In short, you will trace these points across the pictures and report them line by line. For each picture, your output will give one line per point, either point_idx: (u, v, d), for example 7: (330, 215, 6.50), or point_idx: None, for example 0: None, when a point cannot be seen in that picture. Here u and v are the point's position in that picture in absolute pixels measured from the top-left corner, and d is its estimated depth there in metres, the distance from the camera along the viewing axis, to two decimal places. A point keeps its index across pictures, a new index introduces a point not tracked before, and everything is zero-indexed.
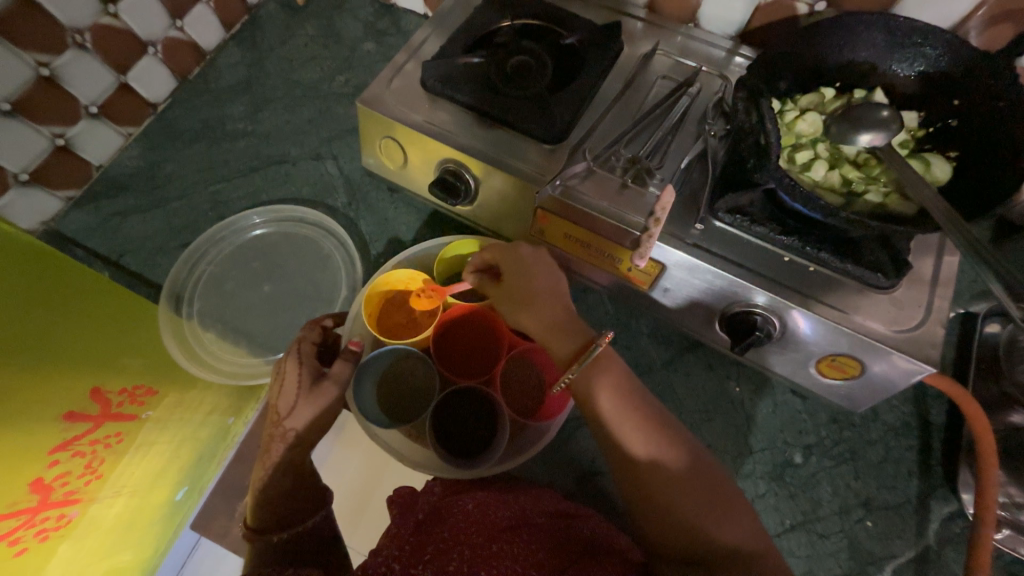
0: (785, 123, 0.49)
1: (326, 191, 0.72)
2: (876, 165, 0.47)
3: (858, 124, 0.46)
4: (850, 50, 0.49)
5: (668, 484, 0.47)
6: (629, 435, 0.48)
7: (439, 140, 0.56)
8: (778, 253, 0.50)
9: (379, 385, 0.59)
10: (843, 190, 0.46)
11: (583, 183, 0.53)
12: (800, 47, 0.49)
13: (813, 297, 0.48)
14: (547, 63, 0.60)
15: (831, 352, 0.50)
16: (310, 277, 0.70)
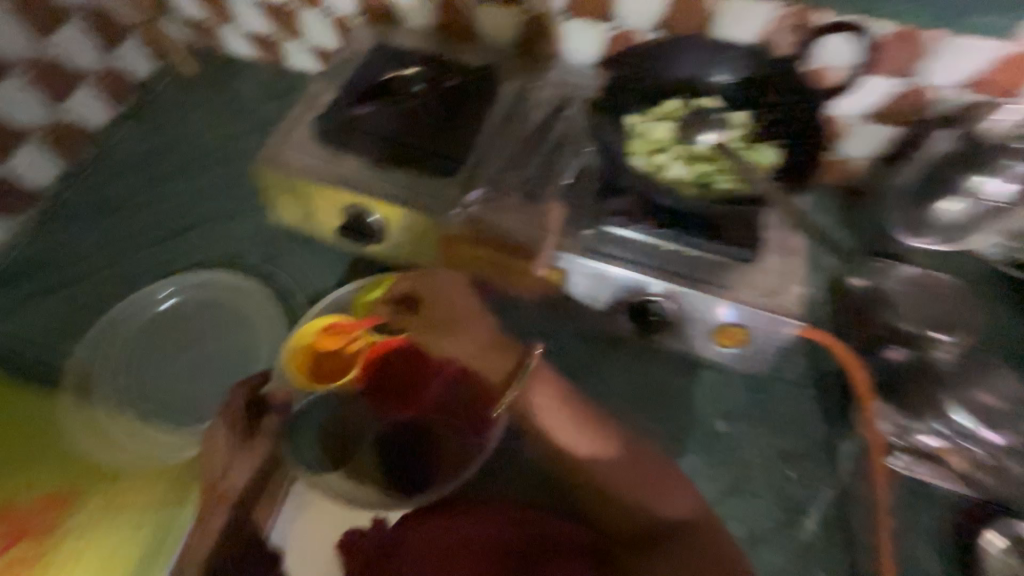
0: (643, 133, 0.56)
1: (241, 252, 0.72)
2: (720, 160, 0.55)
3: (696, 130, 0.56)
4: (684, 64, 0.58)
5: (600, 464, 0.51)
6: (560, 426, 0.53)
7: (339, 187, 0.59)
8: (660, 245, 0.56)
9: (320, 433, 0.55)
10: (697, 184, 0.54)
11: (481, 209, 0.57)
12: (642, 66, 0.57)
13: (695, 278, 0.54)
14: (435, 105, 0.65)
15: (721, 324, 0.55)
16: (231, 339, 0.68)
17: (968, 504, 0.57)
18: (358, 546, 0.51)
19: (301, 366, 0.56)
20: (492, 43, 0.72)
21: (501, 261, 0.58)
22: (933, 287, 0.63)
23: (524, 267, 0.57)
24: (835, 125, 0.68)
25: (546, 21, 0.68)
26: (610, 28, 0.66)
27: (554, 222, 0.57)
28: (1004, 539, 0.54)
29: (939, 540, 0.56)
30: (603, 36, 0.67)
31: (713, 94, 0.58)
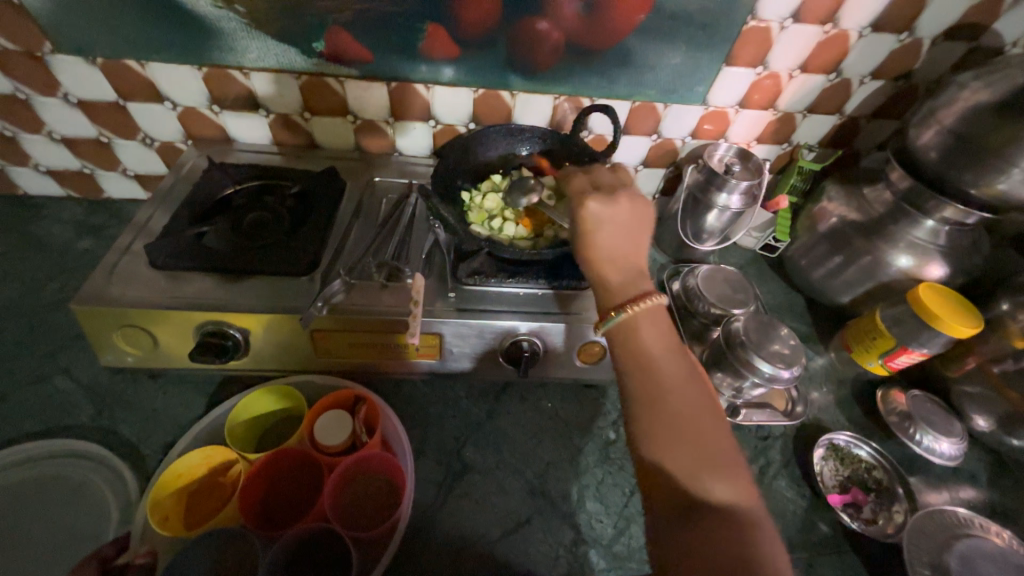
0: (476, 204, 0.66)
1: (62, 413, 0.61)
2: (542, 214, 0.67)
3: (519, 192, 0.66)
4: (495, 148, 0.72)
5: (681, 396, 0.43)
6: (666, 349, 0.46)
7: (186, 309, 0.56)
8: (516, 291, 0.64)
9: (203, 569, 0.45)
10: (530, 237, 0.65)
11: (346, 297, 0.60)
12: (463, 153, 0.70)
13: (550, 311, 0.63)
14: (280, 211, 0.67)
15: (581, 343, 0.64)
16: (55, 523, 0.53)
17: (798, 433, 0.72)
18: None
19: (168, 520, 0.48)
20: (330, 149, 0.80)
21: (378, 342, 0.60)
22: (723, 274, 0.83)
23: (402, 340, 0.60)
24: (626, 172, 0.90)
25: (375, 125, 0.77)
26: (434, 125, 0.78)
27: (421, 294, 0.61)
28: (822, 451, 0.70)
29: (793, 471, 0.69)
30: (430, 132, 0.79)
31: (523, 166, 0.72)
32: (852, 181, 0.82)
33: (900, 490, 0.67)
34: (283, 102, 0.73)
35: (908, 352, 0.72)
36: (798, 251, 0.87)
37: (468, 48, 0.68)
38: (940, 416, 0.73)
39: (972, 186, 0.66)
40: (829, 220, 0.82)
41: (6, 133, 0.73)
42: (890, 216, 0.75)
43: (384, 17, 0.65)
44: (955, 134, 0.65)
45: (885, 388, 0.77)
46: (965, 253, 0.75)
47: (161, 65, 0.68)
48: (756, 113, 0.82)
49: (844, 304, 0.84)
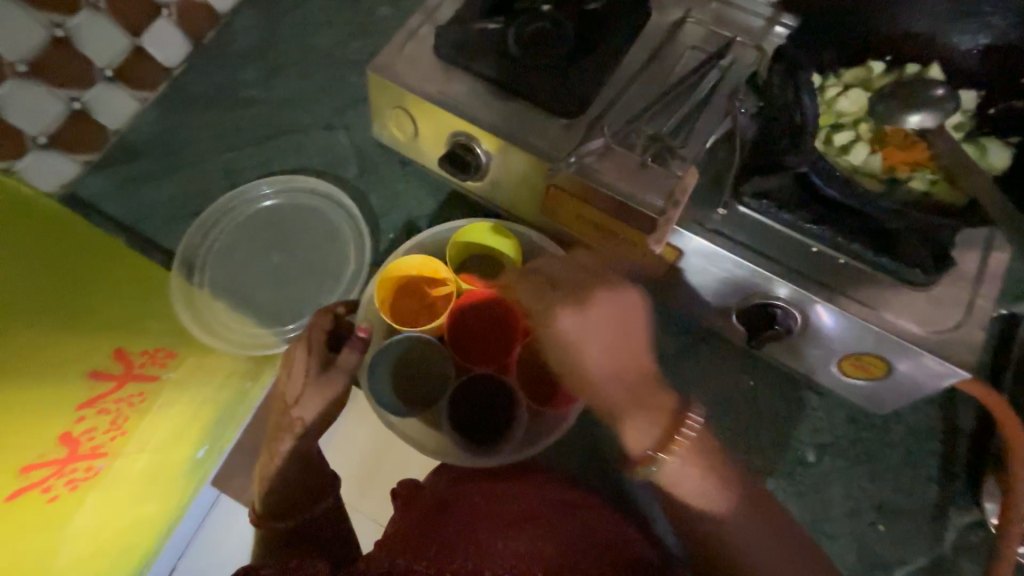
0: (826, 100, 0.46)
1: (340, 163, 0.71)
2: (923, 149, 0.43)
3: (907, 104, 0.44)
4: (907, 19, 0.46)
5: (635, 402, 0.44)
6: (625, 357, 0.47)
7: (451, 112, 0.54)
8: (805, 242, 0.46)
9: (396, 367, 0.57)
10: (882, 176, 0.43)
11: (599, 161, 0.50)
12: (851, 10, 0.47)
13: (840, 291, 0.45)
14: (568, 27, 0.54)
15: (855, 352, 0.47)
16: (323, 251, 0.69)
17: None
18: (416, 496, 0.50)
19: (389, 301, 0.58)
20: None
21: (607, 225, 0.51)
22: None
23: (633, 237, 0.50)
24: None
25: None
26: None
27: (686, 192, 0.47)
28: None
29: None
30: None
31: (935, 62, 0.46)
32: None
33: None
34: None
35: None
36: None
37: None
38: None
39: None
40: None
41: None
42: None
43: None
44: None
45: None
46: None
47: None
48: None
49: None
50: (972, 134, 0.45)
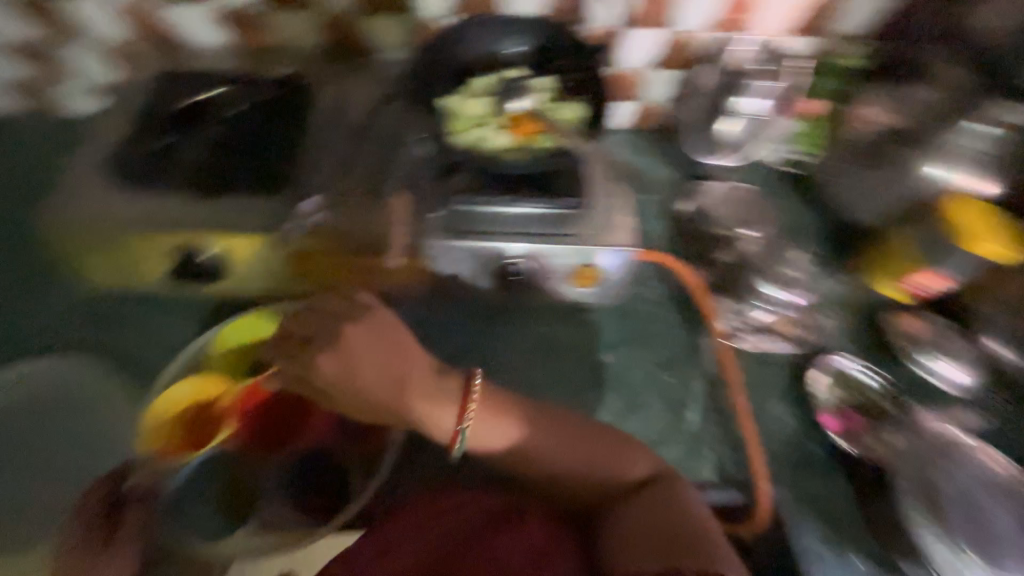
0: (462, 110, 0.59)
1: (60, 328, 0.61)
2: (535, 121, 0.60)
3: (508, 96, 0.60)
4: (485, 44, 0.61)
5: (422, 398, 0.49)
6: (389, 358, 0.50)
7: (156, 228, 0.53)
8: (507, 211, 0.57)
9: (211, 494, 0.53)
10: (518, 146, 0.58)
11: (322, 215, 0.56)
12: (444, 49, 0.62)
13: (542, 232, 0.57)
14: (245, 123, 0.61)
15: (582, 267, 0.60)
16: (69, 434, 0.55)
17: (807, 358, 0.68)
18: None
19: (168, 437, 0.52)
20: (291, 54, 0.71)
21: (360, 267, 0.57)
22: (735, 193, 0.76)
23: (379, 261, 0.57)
24: (631, 74, 0.76)
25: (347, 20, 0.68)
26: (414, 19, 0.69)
27: (399, 213, 0.57)
28: (829, 379, 0.66)
29: (794, 395, 0.66)
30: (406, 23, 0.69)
31: (517, 65, 0.62)
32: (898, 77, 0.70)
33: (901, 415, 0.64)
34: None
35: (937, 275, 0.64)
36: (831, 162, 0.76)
37: None
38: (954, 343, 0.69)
39: None
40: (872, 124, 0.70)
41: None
42: None
43: None
44: None
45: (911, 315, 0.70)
46: None
47: None
48: None
49: None
50: (559, 100, 0.62)
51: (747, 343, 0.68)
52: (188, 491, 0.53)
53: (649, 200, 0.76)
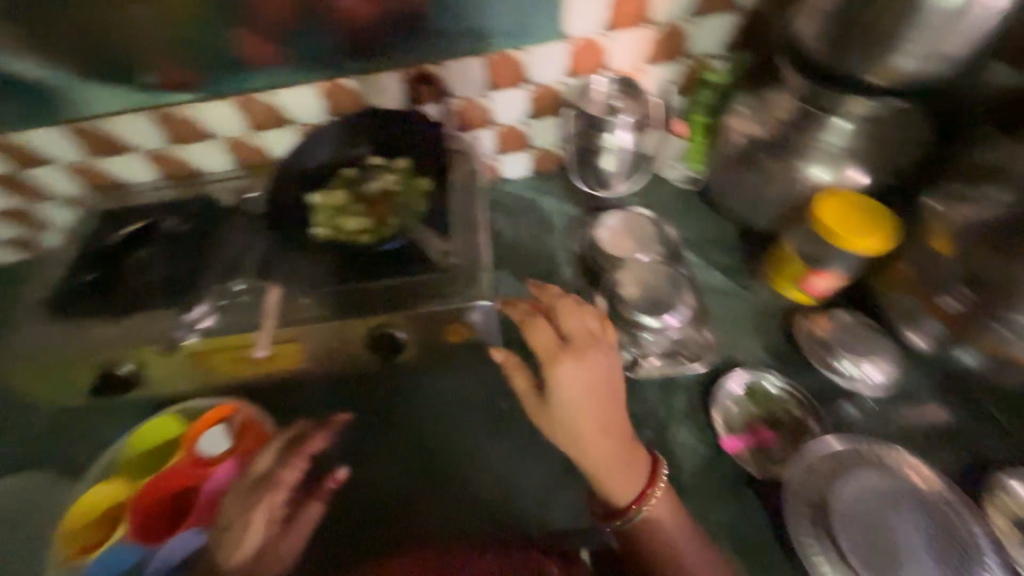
0: (314, 215, 0.65)
1: (21, 450, 0.70)
2: (358, 189, 0.67)
3: (328, 191, 0.67)
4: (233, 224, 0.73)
5: (598, 409, 0.57)
6: (597, 384, 0.58)
7: (91, 350, 0.63)
8: (245, 330, 0.63)
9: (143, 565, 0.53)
10: (352, 229, 0.64)
11: (215, 321, 0.64)
12: (217, 221, 0.74)
13: (398, 296, 0.64)
14: (155, 248, 0.71)
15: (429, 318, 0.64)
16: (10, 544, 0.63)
17: (707, 380, 0.68)
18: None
19: (82, 548, 0.54)
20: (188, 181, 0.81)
21: (242, 356, 0.65)
22: (629, 223, 0.80)
23: (246, 351, 0.64)
24: (515, 131, 0.83)
25: (241, 141, 0.78)
26: (296, 129, 0.77)
27: (245, 317, 0.64)
28: (734, 390, 0.67)
29: (696, 418, 0.65)
30: (293, 131, 0.77)
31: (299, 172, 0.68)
32: (760, 85, 0.72)
33: (812, 413, 0.64)
34: (112, 168, 0.79)
35: (821, 271, 0.65)
36: (715, 175, 0.79)
37: (288, 41, 0.66)
38: (866, 340, 0.68)
39: (866, 73, 0.56)
40: (737, 138, 0.72)
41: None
42: (794, 123, 0.66)
43: (192, 26, 0.63)
44: (834, 16, 0.55)
45: (810, 316, 0.71)
46: (886, 147, 0.65)
47: (38, 133, 0.72)
48: (629, 32, 0.73)
49: (771, 225, 0.76)
50: (343, 186, 0.68)
51: (655, 362, 0.68)
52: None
53: (541, 246, 0.85)
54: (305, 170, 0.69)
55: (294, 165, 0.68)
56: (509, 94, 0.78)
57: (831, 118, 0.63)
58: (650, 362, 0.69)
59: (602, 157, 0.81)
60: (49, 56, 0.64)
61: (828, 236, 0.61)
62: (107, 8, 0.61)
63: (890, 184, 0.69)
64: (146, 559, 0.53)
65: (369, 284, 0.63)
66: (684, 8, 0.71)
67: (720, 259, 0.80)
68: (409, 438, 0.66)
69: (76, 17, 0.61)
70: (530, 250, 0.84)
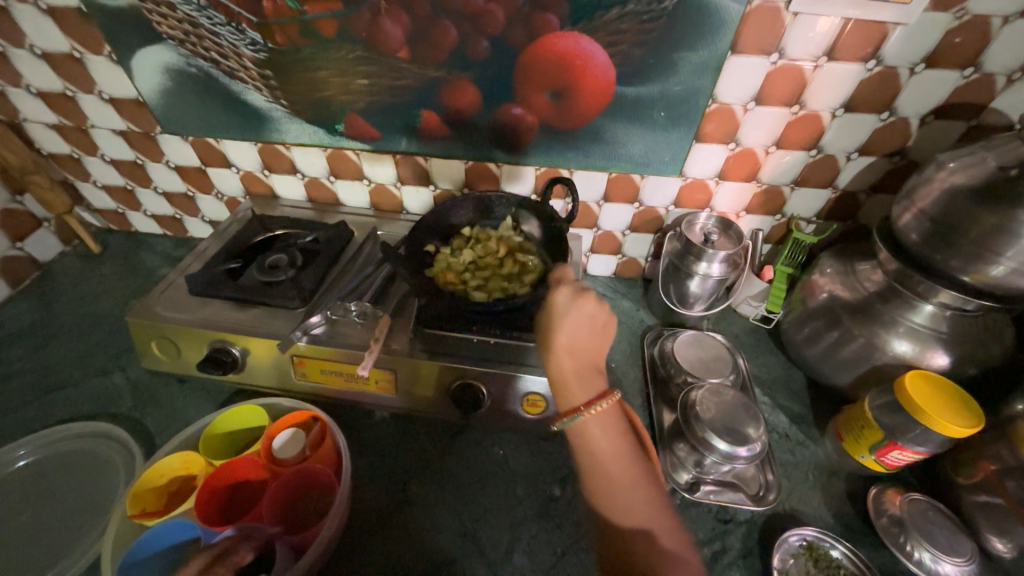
0: (442, 266, 0.75)
1: (105, 400, 0.75)
2: (489, 261, 0.77)
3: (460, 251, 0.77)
4: (365, 253, 0.84)
5: (579, 378, 0.56)
6: (582, 342, 0.58)
7: (210, 327, 0.70)
8: (360, 348, 0.68)
9: (211, 519, 0.58)
10: (471, 285, 0.73)
11: (324, 332, 0.70)
12: (351, 248, 0.85)
13: (494, 357, 0.69)
14: (295, 254, 0.80)
15: (525, 392, 0.68)
16: (76, 489, 0.66)
17: (765, 522, 0.67)
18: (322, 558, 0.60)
19: (144, 512, 0.57)
20: (329, 208, 0.94)
21: (340, 369, 0.70)
22: (703, 342, 0.84)
23: (348, 367, 0.69)
24: (614, 237, 0.94)
25: (386, 188, 0.91)
26: (434, 189, 0.90)
27: (352, 336, 0.70)
28: (793, 546, 0.64)
29: (751, 561, 0.63)
30: (430, 195, 0.91)
31: (442, 233, 0.80)
32: (848, 255, 0.79)
33: None
34: (278, 186, 0.93)
35: (899, 447, 0.66)
36: (793, 323, 0.83)
37: (456, 127, 0.79)
38: (944, 530, 0.64)
39: (961, 272, 0.63)
40: (821, 294, 0.79)
41: (78, 156, 0.92)
42: (881, 295, 0.72)
43: (390, 106, 0.77)
44: (930, 218, 0.64)
45: (881, 486, 0.70)
46: (970, 340, 0.69)
47: (232, 143, 0.87)
48: (738, 184, 0.83)
49: (845, 387, 0.78)
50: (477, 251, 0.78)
51: (713, 488, 0.69)
52: (165, 554, 0.54)
53: (616, 344, 0.90)
54: (440, 229, 0.80)
55: (435, 223, 0.80)
56: (624, 205, 0.88)
57: (924, 304, 0.69)
58: (712, 485, 0.69)
59: (686, 282, 0.86)
60: (277, 98, 0.78)
61: (912, 412, 0.63)
62: (333, 81, 0.75)
63: (975, 378, 0.70)
64: (200, 539, 0.55)
65: (478, 337, 0.70)
66: (792, 176, 0.81)
67: (786, 401, 0.82)
68: (463, 495, 0.68)
69: (306, 82, 0.76)
70: None
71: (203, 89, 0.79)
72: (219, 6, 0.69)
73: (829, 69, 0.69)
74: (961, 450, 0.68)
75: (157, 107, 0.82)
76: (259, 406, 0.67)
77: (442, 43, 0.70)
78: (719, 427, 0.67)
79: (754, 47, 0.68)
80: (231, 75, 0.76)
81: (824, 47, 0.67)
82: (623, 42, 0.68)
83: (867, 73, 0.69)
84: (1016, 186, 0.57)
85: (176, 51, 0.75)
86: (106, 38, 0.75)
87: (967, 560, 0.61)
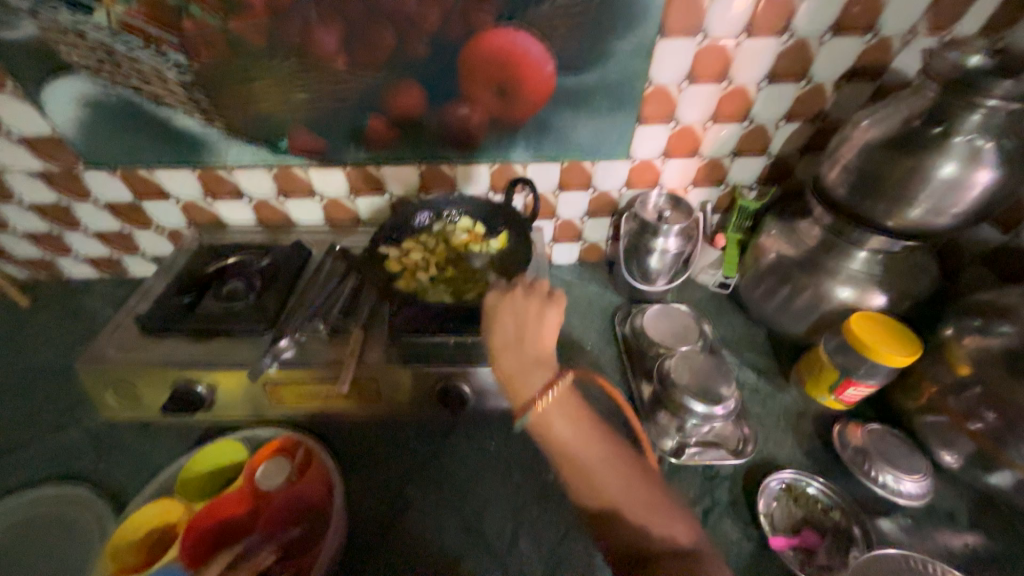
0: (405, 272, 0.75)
1: (61, 460, 0.69)
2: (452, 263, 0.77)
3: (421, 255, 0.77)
4: (325, 268, 0.82)
5: (534, 364, 0.57)
6: (523, 341, 0.59)
7: (169, 366, 0.66)
8: (335, 366, 0.67)
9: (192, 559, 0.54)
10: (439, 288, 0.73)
11: (295, 354, 0.68)
12: (310, 267, 0.82)
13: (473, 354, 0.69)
14: (252, 281, 0.76)
15: None
16: (38, 561, 0.61)
17: (748, 472, 0.70)
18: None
19: (122, 569, 0.53)
20: (282, 228, 0.91)
21: (316, 390, 0.68)
22: (670, 313, 0.88)
23: (325, 386, 0.67)
24: (572, 224, 0.96)
25: (339, 201, 0.88)
26: (388, 197, 0.88)
27: (324, 355, 0.68)
28: (775, 490, 0.68)
29: (740, 510, 0.66)
30: (385, 203, 0.89)
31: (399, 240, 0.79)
32: (789, 214, 0.85)
33: (858, 531, 0.64)
34: (223, 212, 0.89)
35: (854, 383, 0.72)
36: (748, 284, 0.89)
37: (405, 131, 0.79)
38: (900, 451, 0.70)
39: (885, 217, 0.69)
40: (769, 254, 0.84)
41: None
42: (821, 247, 0.78)
43: (334, 116, 0.76)
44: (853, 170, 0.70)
45: (845, 421, 0.76)
46: (901, 278, 0.76)
47: (166, 171, 0.82)
48: (682, 159, 0.88)
49: (802, 335, 0.83)
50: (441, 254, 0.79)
51: (697, 449, 0.72)
52: None
53: (590, 325, 0.92)
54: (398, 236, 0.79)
55: (394, 231, 0.79)
56: (578, 193, 0.91)
57: (854, 251, 0.76)
58: (697, 447, 0.72)
59: (645, 257, 0.90)
60: (211, 120, 0.75)
61: (861, 349, 0.69)
62: (270, 96, 0.73)
63: (909, 311, 0.78)
64: None
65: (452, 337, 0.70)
66: (729, 147, 0.86)
67: (752, 357, 0.87)
68: (455, 495, 0.67)
69: (240, 99, 0.73)
70: (579, 328, 0.91)
71: (128, 119, 0.74)
72: (135, 29, 0.65)
73: (748, 44, 0.74)
74: (906, 377, 0.75)
75: (77, 142, 0.77)
76: (235, 444, 0.65)
77: (380, 48, 0.70)
78: (695, 389, 0.71)
79: (679, 28, 0.71)
80: (157, 100, 0.72)
81: (742, 24, 0.72)
82: (559, 32, 0.70)
83: (783, 45, 0.74)
84: (922, 133, 0.63)
85: (92, 80, 0.70)
86: (10, 72, 0.69)
87: (922, 475, 0.68)
